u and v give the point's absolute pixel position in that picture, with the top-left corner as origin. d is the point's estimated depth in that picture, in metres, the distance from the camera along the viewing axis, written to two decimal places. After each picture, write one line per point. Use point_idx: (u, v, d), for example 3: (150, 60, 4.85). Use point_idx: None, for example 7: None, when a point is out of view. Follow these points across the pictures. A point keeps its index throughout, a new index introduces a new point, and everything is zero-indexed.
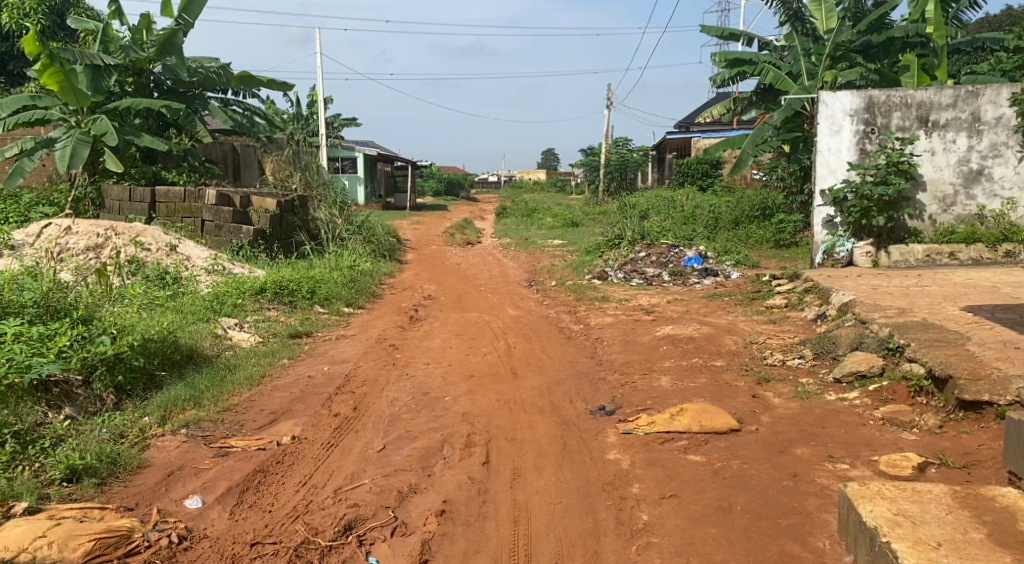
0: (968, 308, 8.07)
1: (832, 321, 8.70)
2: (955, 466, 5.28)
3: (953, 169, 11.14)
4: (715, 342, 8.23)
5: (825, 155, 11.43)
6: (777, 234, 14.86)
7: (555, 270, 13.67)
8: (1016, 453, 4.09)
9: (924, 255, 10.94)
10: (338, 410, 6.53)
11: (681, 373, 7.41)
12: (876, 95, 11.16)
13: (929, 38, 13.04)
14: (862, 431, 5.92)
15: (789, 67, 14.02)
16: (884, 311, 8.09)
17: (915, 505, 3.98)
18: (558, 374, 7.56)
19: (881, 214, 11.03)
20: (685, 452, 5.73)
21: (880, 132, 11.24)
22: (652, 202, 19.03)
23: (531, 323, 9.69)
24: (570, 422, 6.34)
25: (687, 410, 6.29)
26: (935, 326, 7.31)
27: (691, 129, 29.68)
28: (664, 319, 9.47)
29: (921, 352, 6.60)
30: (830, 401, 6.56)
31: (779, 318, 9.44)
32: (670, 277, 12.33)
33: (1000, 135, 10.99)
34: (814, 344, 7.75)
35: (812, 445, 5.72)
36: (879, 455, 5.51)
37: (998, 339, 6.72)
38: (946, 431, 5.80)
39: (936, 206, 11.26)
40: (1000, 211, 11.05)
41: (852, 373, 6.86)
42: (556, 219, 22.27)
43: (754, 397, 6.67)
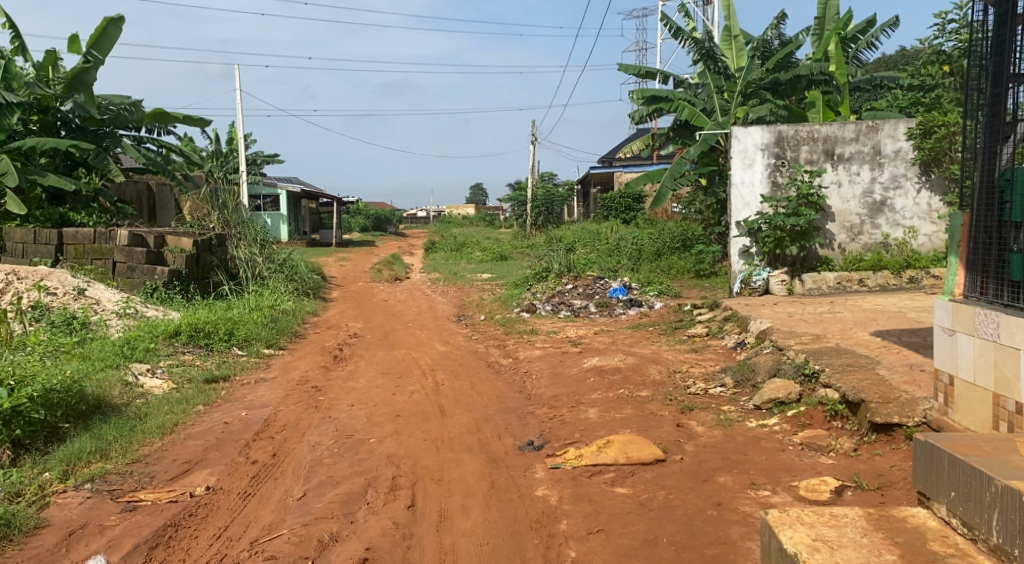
0: (878, 333, 8.38)
1: (751, 349, 8.93)
2: (870, 488, 5.43)
3: (858, 200, 11.63)
4: (640, 373, 8.35)
5: (739, 188, 11.83)
6: (697, 265, 15.17)
7: (484, 304, 13.70)
8: (924, 473, 4.20)
9: (835, 282, 11.31)
10: (256, 457, 6.37)
11: (607, 404, 7.48)
12: (785, 129, 11.60)
13: (831, 76, 13.67)
14: (782, 457, 6.07)
15: (703, 104, 14.40)
16: (800, 338, 8.35)
17: (832, 530, 4.03)
18: (485, 410, 7.54)
19: (794, 244, 11.42)
20: (612, 484, 5.77)
21: (790, 165, 11.68)
22: (578, 235, 19.33)
23: (459, 359, 9.66)
24: (498, 459, 6.32)
25: (613, 441, 6.34)
26: (847, 351, 7.57)
27: (615, 163, 30.36)
28: (591, 351, 9.57)
29: (835, 377, 6.83)
30: (751, 428, 6.71)
31: (701, 347, 9.64)
32: (596, 309, 12.49)
33: (900, 168, 11.52)
34: (735, 372, 7.93)
35: (735, 473, 5.82)
36: (799, 480, 5.63)
37: (905, 362, 6.99)
38: (861, 454, 5.97)
39: (845, 236, 11.72)
40: (903, 240, 11.58)
41: (771, 399, 7.04)
42: (485, 253, 22.37)
43: (678, 427, 6.77)
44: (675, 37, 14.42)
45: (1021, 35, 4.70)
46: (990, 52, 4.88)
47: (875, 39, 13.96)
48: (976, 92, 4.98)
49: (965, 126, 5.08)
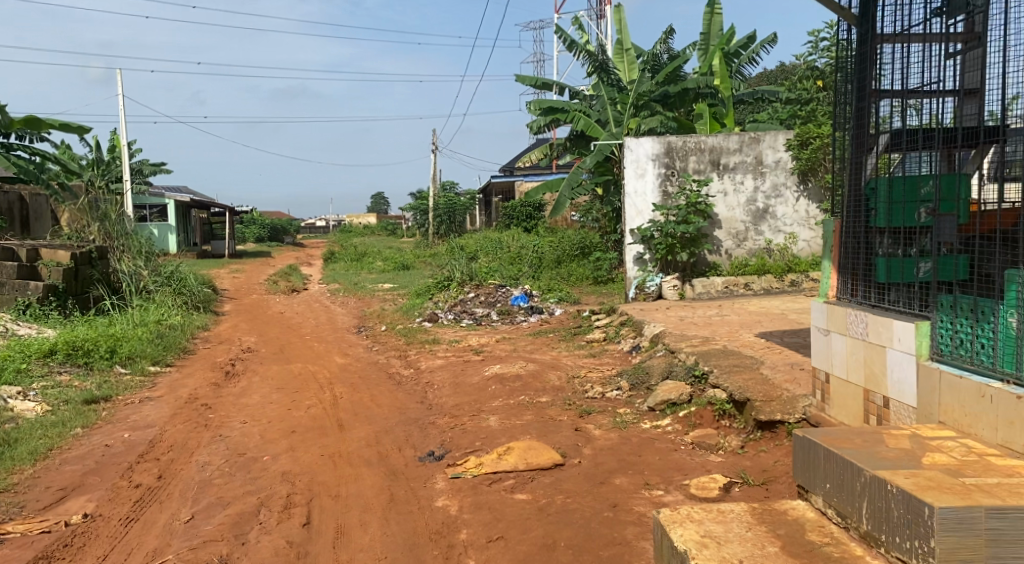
0: (763, 334, 8.76)
1: (646, 352, 9.17)
2: (756, 483, 5.64)
3: (743, 208, 12.13)
4: (540, 379, 8.45)
5: (632, 197, 12.17)
6: (595, 272, 15.44)
7: (385, 314, 13.59)
8: (802, 468, 4.36)
9: (723, 287, 11.71)
10: (139, 481, 6.14)
11: (508, 411, 7.55)
12: (674, 140, 11.96)
13: (717, 90, 14.10)
14: (674, 456, 6.25)
15: (597, 115, 14.55)
16: (691, 341, 8.64)
17: (719, 526, 4.04)
18: (385, 422, 7.49)
19: (684, 250, 11.79)
20: (512, 491, 5.82)
21: (679, 174, 12.07)
22: (480, 243, 19.42)
23: (359, 371, 9.56)
24: (398, 471, 6.28)
25: (513, 448, 6.41)
26: (734, 352, 7.88)
27: (515, 172, 30.66)
28: (492, 359, 9.64)
29: (723, 378, 7.10)
30: (645, 429, 6.90)
31: (598, 351, 9.84)
32: (498, 316, 12.58)
33: (780, 177, 12.04)
34: (630, 376, 8.14)
35: (630, 474, 5.96)
36: (690, 479, 5.81)
37: (786, 361, 7.34)
38: (747, 451, 6.21)
39: (731, 242, 12.22)
40: (784, 245, 12.11)
41: (664, 401, 7.25)
42: (386, 263, 22.17)
43: (577, 431, 6.89)
44: (569, 50, 14.68)
45: (880, 54, 4.91)
46: (856, 70, 5.16)
47: (755, 54, 14.56)
48: (845, 106, 5.34)
49: (839, 137, 5.37)
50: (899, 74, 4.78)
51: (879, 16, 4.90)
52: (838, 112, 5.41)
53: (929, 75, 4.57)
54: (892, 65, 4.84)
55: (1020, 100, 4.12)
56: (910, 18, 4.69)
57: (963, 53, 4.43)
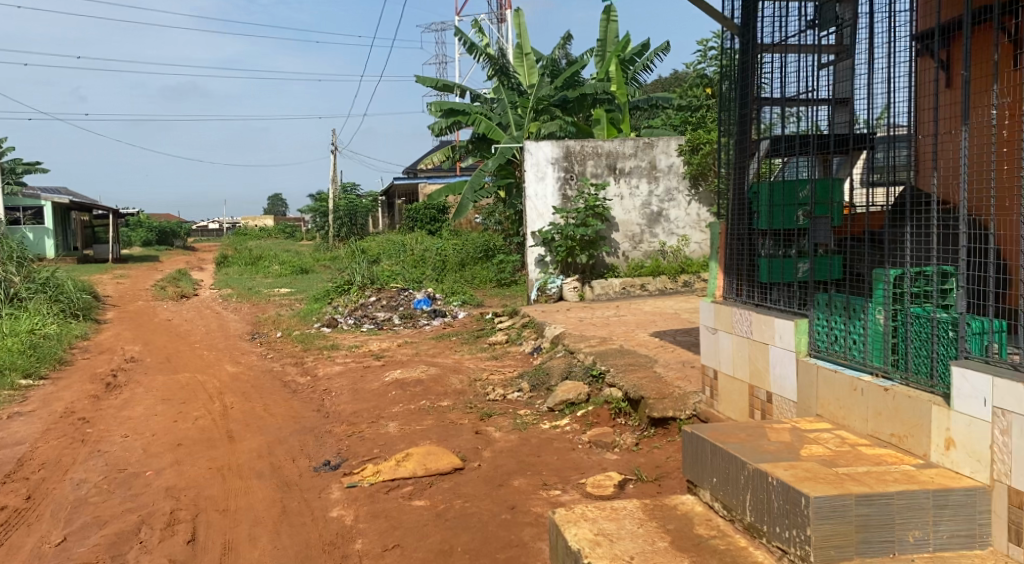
0: (657, 333, 8.98)
1: (546, 353, 9.27)
2: (649, 479, 5.75)
3: (638, 212, 12.41)
4: (441, 383, 8.43)
5: (534, 200, 12.34)
6: (498, 274, 15.50)
7: (281, 320, 13.28)
8: (690, 463, 4.45)
9: (620, 288, 11.97)
10: (6, 503, 5.82)
11: (407, 417, 7.50)
12: (572, 145, 12.14)
13: (613, 96, 14.27)
14: (572, 456, 6.33)
15: (499, 118, 14.62)
16: (589, 341, 8.78)
17: (612, 523, 4.08)
18: (279, 432, 7.33)
19: (583, 253, 11.94)
20: (410, 498, 5.77)
21: (577, 178, 12.26)
22: (382, 246, 19.24)
23: (253, 379, 9.32)
24: (291, 482, 6.15)
25: (411, 454, 6.37)
26: (630, 351, 8.06)
27: (418, 174, 30.51)
28: (392, 363, 9.55)
29: (619, 377, 7.25)
30: (545, 430, 6.97)
31: (500, 353, 9.88)
32: (399, 320, 12.49)
33: (672, 181, 12.39)
34: (531, 378, 8.21)
35: (528, 476, 6.00)
36: (587, 477, 5.88)
37: (679, 359, 7.55)
38: (642, 447, 6.34)
39: (627, 244, 12.48)
40: (677, 247, 12.47)
41: (562, 401, 7.35)
42: (283, 267, 21.67)
43: (477, 434, 6.90)
44: (470, 53, 14.64)
45: (761, 62, 5.11)
46: (739, 78, 5.35)
47: (650, 61, 14.91)
48: (728, 112, 5.55)
49: (725, 143, 5.58)
50: (779, 82, 4.99)
51: (759, 26, 5.10)
52: (721, 119, 5.61)
53: (805, 83, 4.78)
54: (771, 75, 5.05)
55: (887, 111, 4.24)
56: (787, 29, 4.90)
57: (834, 64, 4.62)
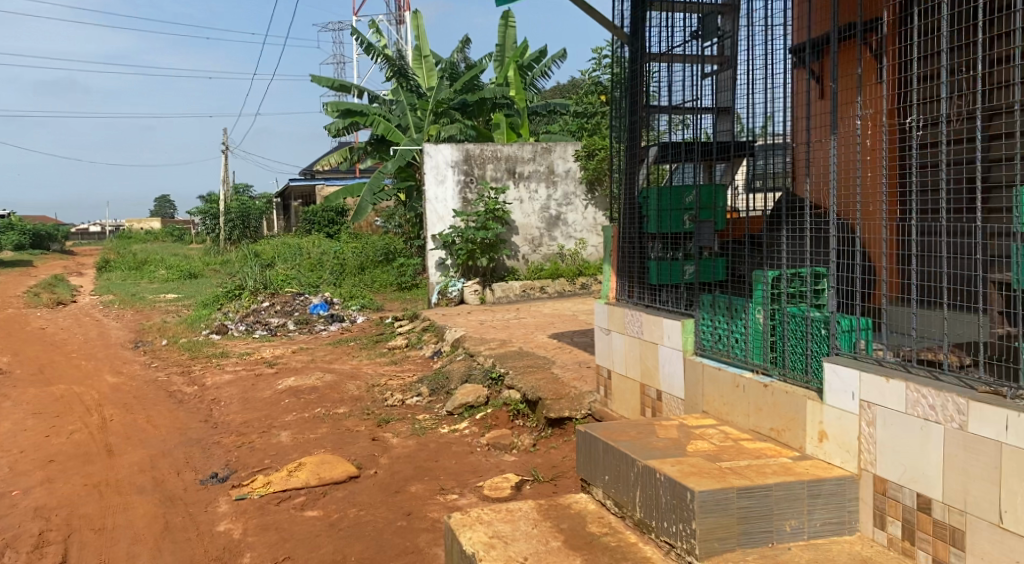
0: (556, 335, 9.10)
1: (446, 357, 9.26)
2: (546, 479, 5.82)
3: (537, 215, 12.57)
4: (337, 390, 8.32)
5: (433, 204, 12.24)
6: (399, 278, 15.39)
7: (168, 327, 12.82)
8: (584, 461, 4.51)
9: (521, 291, 12.08)
10: None
11: (301, 425, 7.37)
12: (472, 148, 12.15)
13: (512, 101, 14.49)
14: (469, 459, 6.35)
15: (398, 120, 14.49)
16: (488, 344, 8.83)
17: (507, 525, 4.11)
18: (163, 444, 7.08)
19: (484, 256, 11.99)
20: (302, 509, 5.67)
21: (477, 182, 12.30)
22: (278, 249, 18.82)
23: (136, 390, 8.97)
24: (175, 497, 5.96)
25: (305, 464, 6.26)
26: (529, 353, 8.14)
27: (315, 176, 29.98)
28: (286, 371, 9.36)
29: (518, 379, 7.31)
30: (443, 434, 6.97)
31: (399, 358, 9.82)
32: (295, 326, 12.25)
33: (570, 186, 12.64)
34: (430, 382, 8.19)
35: (425, 481, 5.99)
36: (484, 480, 5.90)
37: (576, 360, 7.68)
38: (539, 448, 6.42)
39: (527, 247, 12.62)
40: (575, 250, 12.68)
41: (462, 404, 7.37)
42: (170, 271, 20.90)
43: (373, 441, 6.84)
44: (367, 53, 14.49)
45: (649, 71, 5.27)
46: (629, 86, 5.51)
47: (548, 68, 15.09)
48: (619, 119, 5.73)
49: (617, 149, 5.75)
50: (666, 91, 5.15)
51: (648, 36, 5.25)
52: (614, 125, 5.77)
53: (688, 92, 4.98)
54: (658, 82, 5.21)
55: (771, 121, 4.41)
56: (672, 40, 5.06)
57: (716, 73, 4.84)
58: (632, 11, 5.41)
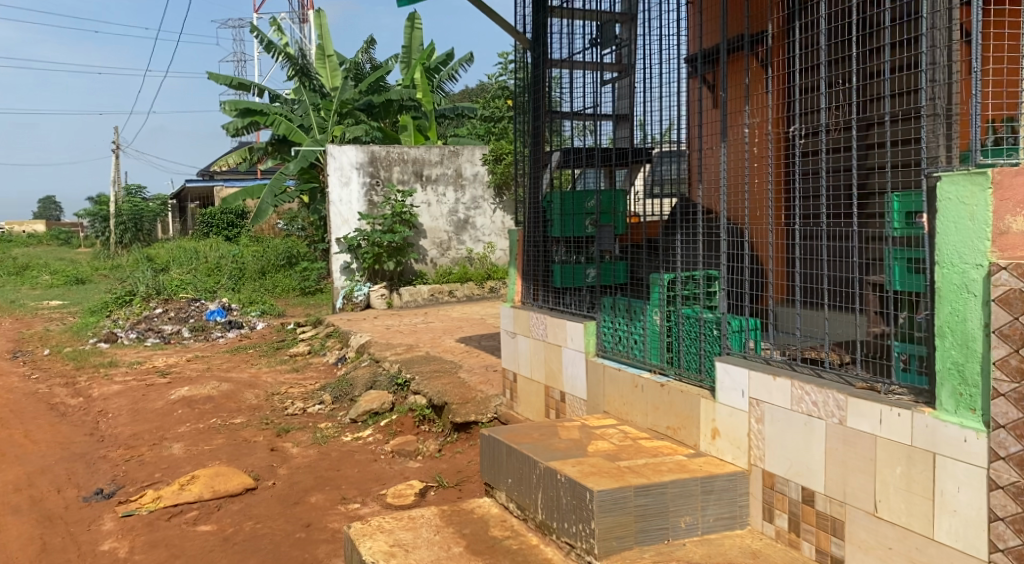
0: (462, 339, 9.10)
1: (349, 363, 9.14)
2: (450, 485, 5.80)
3: (446, 219, 12.56)
4: (235, 400, 8.11)
5: (337, 206, 12.01)
6: (302, 282, 15.11)
7: (52, 335, 12.23)
8: (488, 465, 4.52)
9: (429, 295, 12.10)
10: None
11: (195, 437, 7.14)
12: (377, 150, 12.03)
13: (419, 103, 14.43)
14: (373, 467, 6.28)
15: (300, 120, 14.23)
16: (394, 349, 8.75)
17: (407, 533, 4.08)
18: (44, 460, 6.75)
19: (391, 260, 11.87)
20: (194, 524, 5.50)
21: (383, 184, 12.18)
22: (173, 253, 18.19)
23: (15, 403, 8.52)
24: (55, 516, 5.68)
25: (198, 476, 6.06)
26: (435, 358, 8.11)
27: (215, 177, 29.11)
28: (180, 380, 9.05)
29: (423, 384, 7.27)
30: (346, 442, 6.88)
31: (301, 365, 9.64)
32: (190, 333, 11.87)
33: (478, 190, 12.70)
34: (333, 389, 8.07)
35: (326, 491, 5.89)
36: (387, 488, 5.85)
37: (482, 364, 7.69)
38: (444, 453, 6.40)
39: (435, 251, 12.56)
40: (483, 253, 12.75)
41: (366, 411, 7.29)
42: (55, 277, 19.93)
43: (272, 451, 6.69)
44: (267, 51, 14.17)
45: (551, 78, 5.34)
46: (533, 92, 5.57)
47: (455, 71, 15.06)
48: (524, 124, 5.78)
49: (522, 153, 5.80)
50: (568, 97, 5.22)
51: (550, 43, 5.33)
52: (519, 130, 5.83)
53: (588, 99, 5.03)
54: (560, 89, 5.29)
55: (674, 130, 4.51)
56: (573, 46, 5.13)
57: (616, 81, 4.88)
58: (534, 17, 5.50)
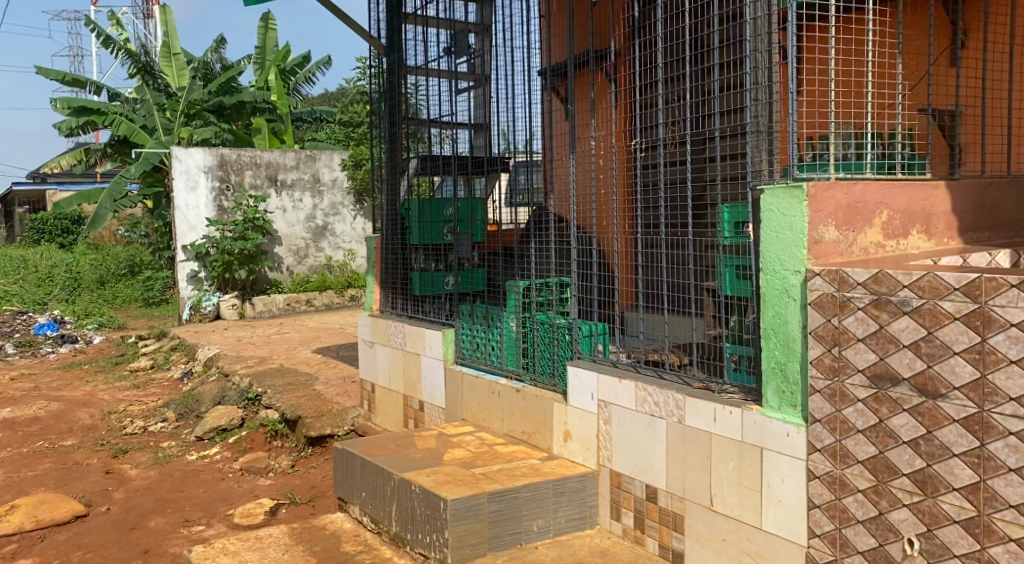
0: (319, 350, 8.91)
1: (196, 378, 8.76)
2: (302, 501, 5.67)
3: (302, 225, 12.30)
4: (66, 420, 7.61)
5: (183, 211, 11.41)
6: (145, 292, 14.34)
7: None
8: (341, 479, 4.44)
9: (284, 304, 11.72)
10: None
11: (19, 462, 6.65)
12: (227, 153, 11.59)
13: (274, 105, 14.08)
14: (219, 486, 6.05)
15: (142, 120, 13.52)
16: (245, 362, 8.46)
17: (253, 553, 3.96)
18: None
19: (242, 268, 11.42)
20: (15, 558, 5.13)
21: (234, 189, 11.75)
22: None
23: None
24: None
25: (20, 505, 5.64)
26: (289, 370, 7.90)
27: (48, 179, 27.18)
28: (4, 400, 8.40)
29: (276, 397, 7.06)
30: (190, 461, 6.60)
31: (143, 381, 9.15)
32: (15, 349, 11.05)
33: (337, 196, 12.56)
34: (178, 406, 7.73)
35: (167, 514, 5.62)
36: (235, 507, 5.64)
37: (339, 376, 7.55)
38: (297, 469, 6.25)
39: (291, 258, 12.26)
40: (343, 261, 12.61)
41: (213, 428, 7.02)
42: None
43: (107, 474, 6.33)
44: (105, 46, 13.39)
45: (406, 84, 5.34)
46: (388, 98, 5.55)
47: (311, 74, 14.75)
48: (379, 129, 5.73)
49: (379, 159, 5.76)
50: (422, 104, 5.24)
51: (404, 49, 5.32)
52: (375, 135, 5.77)
53: (444, 107, 5.05)
54: (415, 96, 5.30)
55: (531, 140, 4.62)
56: (427, 54, 5.15)
57: (472, 89, 4.97)
58: (388, 22, 5.48)
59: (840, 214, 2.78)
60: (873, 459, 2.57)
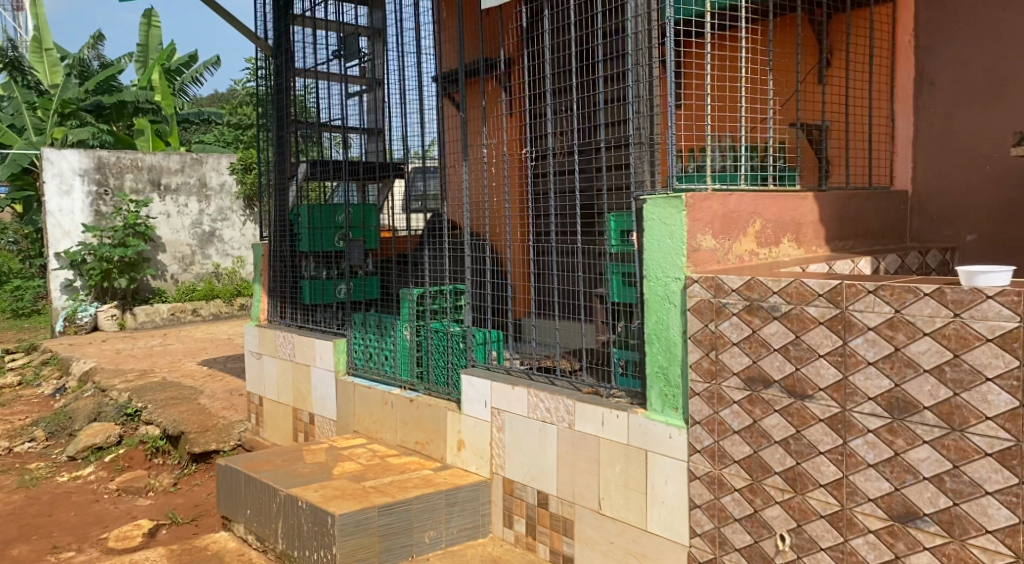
0: (205, 362, 8.61)
1: (70, 394, 8.31)
2: (184, 521, 5.46)
3: (187, 231, 11.88)
4: None
5: (55, 217, 10.83)
6: (15, 303, 13.51)
7: None
8: (225, 496, 4.30)
9: (168, 314, 11.25)
10: None
11: None
12: (105, 155, 11.07)
13: (158, 106, 13.54)
14: (94, 509, 5.76)
15: (9, 119, 12.76)
16: (124, 376, 8.09)
17: None
18: None
19: (122, 276, 10.90)
20: None
21: (113, 193, 11.24)
22: None
23: None
24: None
25: None
26: (172, 384, 7.60)
27: None
28: None
29: (157, 413, 6.78)
30: (62, 482, 6.26)
31: (10, 398, 8.62)
32: None
33: (225, 201, 12.22)
34: (48, 424, 7.32)
35: (33, 540, 5.29)
36: (109, 530, 5.38)
37: (225, 389, 7.30)
38: (179, 487, 6.01)
39: (176, 266, 11.81)
40: (232, 269, 12.25)
41: (88, 446, 6.68)
42: None
43: None
44: None
45: (294, 87, 5.23)
46: (276, 101, 5.42)
47: (198, 74, 14.19)
48: (267, 133, 5.58)
49: (266, 164, 5.62)
50: (311, 108, 5.15)
51: (293, 52, 5.21)
52: (262, 138, 5.62)
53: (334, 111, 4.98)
54: (304, 100, 5.20)
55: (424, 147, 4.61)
56: (316, 57, 5.07)
57: (362, 94, 4.90)
58: (275, 24, 5.36)
59: (717, 223, 2.88)
60: (748, 459, 2.67)
